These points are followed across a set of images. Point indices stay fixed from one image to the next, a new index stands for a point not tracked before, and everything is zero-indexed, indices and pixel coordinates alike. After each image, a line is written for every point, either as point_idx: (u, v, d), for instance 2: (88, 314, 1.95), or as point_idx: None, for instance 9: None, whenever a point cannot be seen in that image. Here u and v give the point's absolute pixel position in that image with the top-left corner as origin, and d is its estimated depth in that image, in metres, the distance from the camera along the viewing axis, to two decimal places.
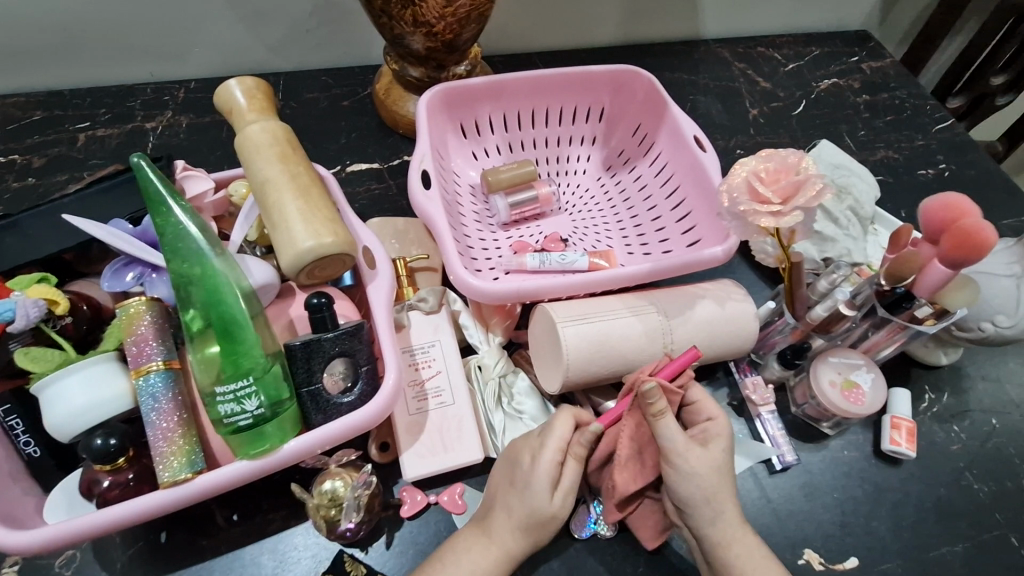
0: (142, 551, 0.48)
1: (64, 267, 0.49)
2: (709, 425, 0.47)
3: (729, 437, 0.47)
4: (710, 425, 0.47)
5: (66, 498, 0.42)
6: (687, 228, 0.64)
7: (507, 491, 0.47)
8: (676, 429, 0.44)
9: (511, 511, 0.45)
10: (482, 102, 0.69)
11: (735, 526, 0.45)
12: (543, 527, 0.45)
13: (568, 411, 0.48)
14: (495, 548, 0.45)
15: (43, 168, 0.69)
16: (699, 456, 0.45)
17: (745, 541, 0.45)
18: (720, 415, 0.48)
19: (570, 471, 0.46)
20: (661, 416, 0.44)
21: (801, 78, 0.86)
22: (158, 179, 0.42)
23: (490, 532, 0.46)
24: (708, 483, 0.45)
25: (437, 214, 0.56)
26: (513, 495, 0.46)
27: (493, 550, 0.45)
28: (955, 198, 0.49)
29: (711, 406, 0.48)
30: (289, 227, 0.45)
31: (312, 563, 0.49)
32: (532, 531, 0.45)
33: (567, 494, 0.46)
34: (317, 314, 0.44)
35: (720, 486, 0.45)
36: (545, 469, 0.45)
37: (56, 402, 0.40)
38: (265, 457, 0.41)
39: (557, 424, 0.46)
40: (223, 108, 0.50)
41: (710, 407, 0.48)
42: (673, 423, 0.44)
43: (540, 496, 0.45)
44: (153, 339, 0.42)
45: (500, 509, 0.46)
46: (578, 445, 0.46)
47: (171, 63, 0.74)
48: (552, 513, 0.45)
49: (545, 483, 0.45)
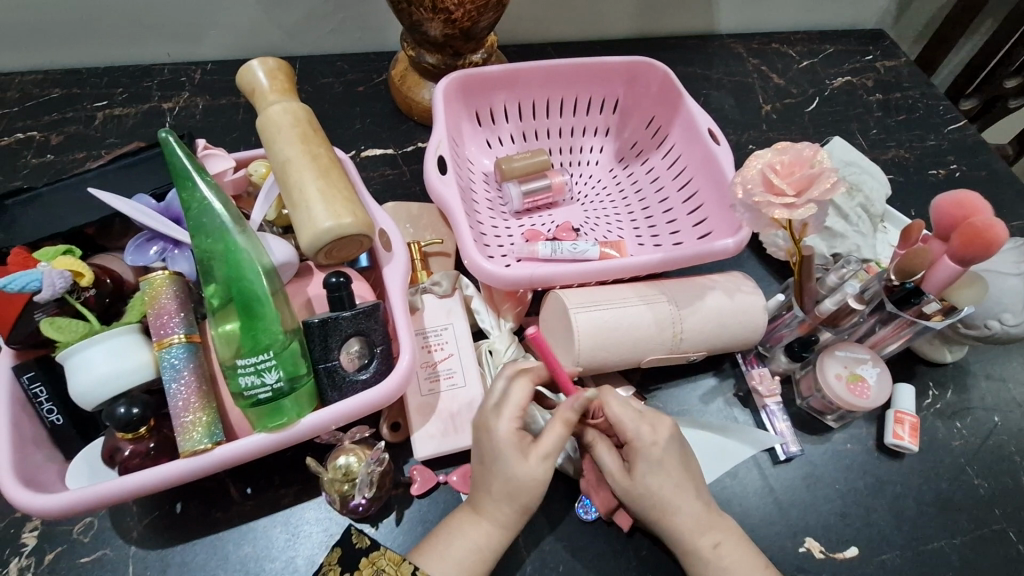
0: (158, 521, 0.49)
1: (86, 242, 0.50)
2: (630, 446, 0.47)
3: (658, 451, 0.47)
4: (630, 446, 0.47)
5: (88, 466, 0.43)
6: (698, 220, 0.64)
7: (479, 468, 0.47)
8: (605, 456, 0.48)
9: (490, 487, 0.45)
10: (497, 90, 0.69)
11: (693, 526, 0.46)
12: (527, 492, 0.45)
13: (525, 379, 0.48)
14: (495, 523, 0.45)
15: (60, 145, 0.70)
16: (625, 488, 0.47)
17: (709, 551, 0.46)
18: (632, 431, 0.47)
19: (554, 432, 0.46)
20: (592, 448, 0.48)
21: (814, 75, 0.86)
22: (185, 155, 0.43)
23: (483, 509, 0.46)
24: (643, 508, 0.47)
25: (452, 198, 0.57)
26: (491, 473, 0.45)
27: (490, 527, 0.45)
28: (968, 196, 0.50)
29: (628, 426, 0.47)
30: (310, 206, 0.46)
31: (324, 537, 0.50)
32: (521, 499, 0.45)
33: (550, 460, 0.45)
34: (335, 293, 0.45)
35: (657, 508, 0.46)
36: (505, 434, 0.45)
37: (81, 371, 0.41)
38: (281, 431, 0.42)
39: (515, 392, 0.47)
40: (246, 89, 0.51)
41: (625, 427, 0.47)
42: (604, 452, 0.48)
43: (513, 464, 0.45)
44: (176, 312, 0.43)
45: (487, 482, 0.46)
46: (567, 409, 0.46)
47: (187, 44, 0.75)
48: (533, 480, 0.45)
49: (509, 446, 0.45)
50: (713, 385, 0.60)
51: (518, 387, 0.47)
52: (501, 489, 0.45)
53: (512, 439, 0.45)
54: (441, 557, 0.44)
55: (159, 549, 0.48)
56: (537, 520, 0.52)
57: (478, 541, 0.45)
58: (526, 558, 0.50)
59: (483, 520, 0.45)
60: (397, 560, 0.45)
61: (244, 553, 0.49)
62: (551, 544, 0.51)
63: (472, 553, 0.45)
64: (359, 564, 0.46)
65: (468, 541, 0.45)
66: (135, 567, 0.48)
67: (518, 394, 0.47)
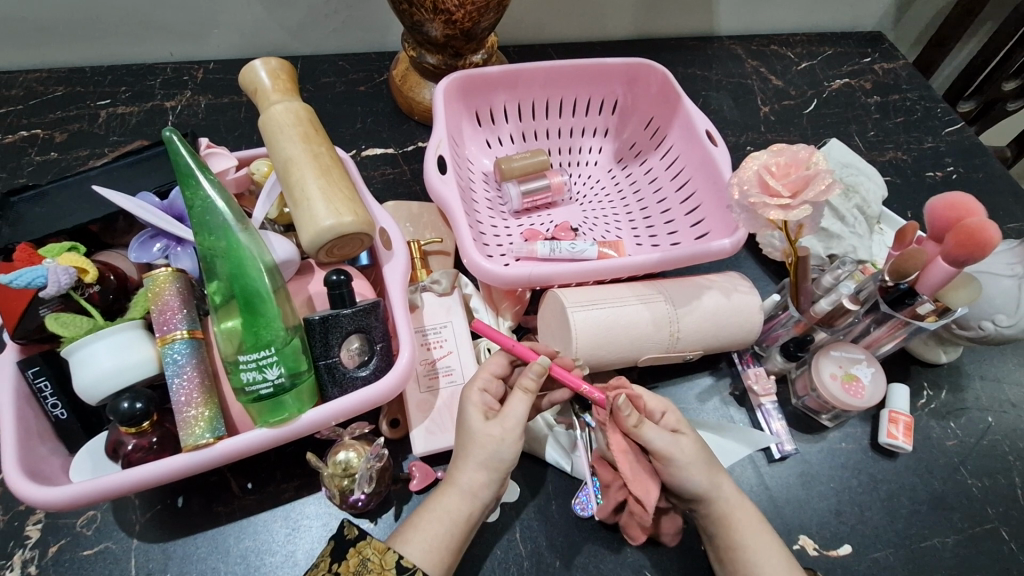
0: (160, 514, 0.50)
1: (91, 238, 0.50)
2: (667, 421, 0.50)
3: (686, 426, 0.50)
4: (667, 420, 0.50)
5: (91, 459, 0.43)
6: (696, 221, 0.65)
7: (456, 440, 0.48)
8: (657, 430, 0.47)
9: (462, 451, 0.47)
10: (497, 90, 0.70)
11: (736, 496, 0.48)
12: (491, 454, 0.45)
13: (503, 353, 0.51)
14: (460, 492, 0.45)
15: (64, 143, 0.70)
16: (685, 447, 0.47)
17: (747, 511, 0.47)
18: (670, 406, 0.51)
19: (516, 399, 0.47)
20: (640, 426, 0.47)
21: (813, 77, 0.87)
22: (188, 153, 0.44)
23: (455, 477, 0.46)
24: (702, 471, 0.47)
25: (452, 197, 0.57)
26: (460, 441, 0.47)
27: (463, 501, 0.45)
28: (961, 198, 0.50)
29: (661, 402, 0.50)
30: (311, 205, 0.46)
31: (323, 532, 0.50)
32: (477, 459, 0.45)
33: (508, 422, 0.46)
34: (336, 290, 0.45)
35: (711, 470, 0.48)
36: (469, 396, 0.48)
37: (85, 366, 0.42)
38: (284, 425, 0.43)
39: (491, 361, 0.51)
40: (248, 88, 0.51)
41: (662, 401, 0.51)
42: (653, 427, 0.47)
43: (472, 422, 0.46)
44: (178, 309, 0.44)
45: (462, 451, 0.46)
46: (524, 377, 0.47)
47: (190, 43, 0.76)
48: (486, 438, 0.46)
49: (473, 406, 0.47)
50: (709, 384, 0.61)
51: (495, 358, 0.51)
52: (463, 450, 0.46)
53: (478, 402, 0.48)
54: (415, 530, 0.44)
55: (160, 542, 0.49)
56: (534, 516, 0.52)
57: (447, 509, 0.45)
58: (524, 553, 0.51)
59: (452, 490, 0.45)
60: (383, 548, 0.43)
61: (245, 546, 0.49)
62: (548, 541, 0.51)
63: (439, 522, 0.44)
64: (345, 553, 0.44)
65: (438, 509, 0.45)
66: (137, 560, 0.48)
67: (496, 363, 0.51)
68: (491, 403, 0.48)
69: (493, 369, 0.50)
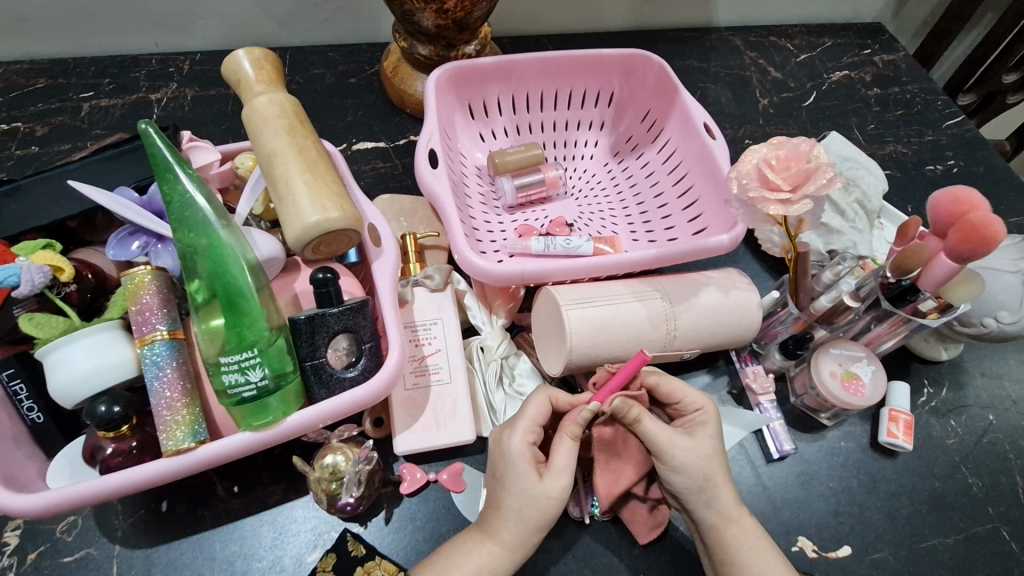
0: (143, 518, 0.48)
1: (68, 235, 0.49)
2: (697, 415, 0.49)
3: (715, 424, 0.48)
4: (696, 415, 0.49)
5: (69, 464, 0.42)
6: (694, 216, 0.63)
7: (494, 485, 0.46)
8: (658, 425, 0.46)
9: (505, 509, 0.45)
10: (490, 82, 0.68)
11: (731, 507, 0.47)
12: (544, 512, 0.44)
13: (542, 393, 0.48)
14: (505, 548, 0.44)
15: (46, 137, 0.68)
16: (686, 447, 0.46)
17: (741, 525, 0.46)
18: (708, 404, 0.49)
19: (564, 448, 0.45)
20: (639, 421, 0.45)
21: (813, 68, 0.85)
22: (165, 147, 0.42)
23: (496, 534, 0.45)
24: (700, 472, 0.46)
25: (443, 192, 0.56)
26: (505, 491, 0.45)
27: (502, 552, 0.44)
28: (965, 191, 0.49)
29: (700, 397, 0.49)
30: (296, 200, 0.45)
31: (313, 536, 0.49)
32: (535, 522, 0.44)
33: (563, 476, 0.45)
34: (322, 289, 0.44)
35: (710, 477, 0.46)
36: (520, 451, 0.45)
37: (60, 367, 0.40)
38: (267, 429, 0.41)
39: (531, 407, 0.47)
40: (231, 79, 0.49)
41: (694, 398, 0.49)
42: (654, 420, 0.46)
43: (525, 480, 0.44)
44: (158, 309, 0.42)
45: (498, 503, 0.45)
46: (571, 423, 0.45)
47: (175, 33, 0.74)
48: (547, 500, 0.44)
49: (522, 462, 0.45)
50: (706, 383, 0.60)
51: (538, 404, 0.47)
52: (514, 507, 0.44)
53: (526, 455, 0.45)
54: None
55: (144, 548, 0.48)
56: None
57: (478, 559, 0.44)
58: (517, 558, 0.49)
59: (493, 545, 0.44)
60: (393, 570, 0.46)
61: (231, 552, 0.48)
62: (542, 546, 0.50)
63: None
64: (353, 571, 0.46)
65: (471, 560, 0.44)
66: (119, 565, 0.47)
67: (536, 407, 0.47)
68: (539, 455, 0.46)
69: (541, 415, 0.47)
